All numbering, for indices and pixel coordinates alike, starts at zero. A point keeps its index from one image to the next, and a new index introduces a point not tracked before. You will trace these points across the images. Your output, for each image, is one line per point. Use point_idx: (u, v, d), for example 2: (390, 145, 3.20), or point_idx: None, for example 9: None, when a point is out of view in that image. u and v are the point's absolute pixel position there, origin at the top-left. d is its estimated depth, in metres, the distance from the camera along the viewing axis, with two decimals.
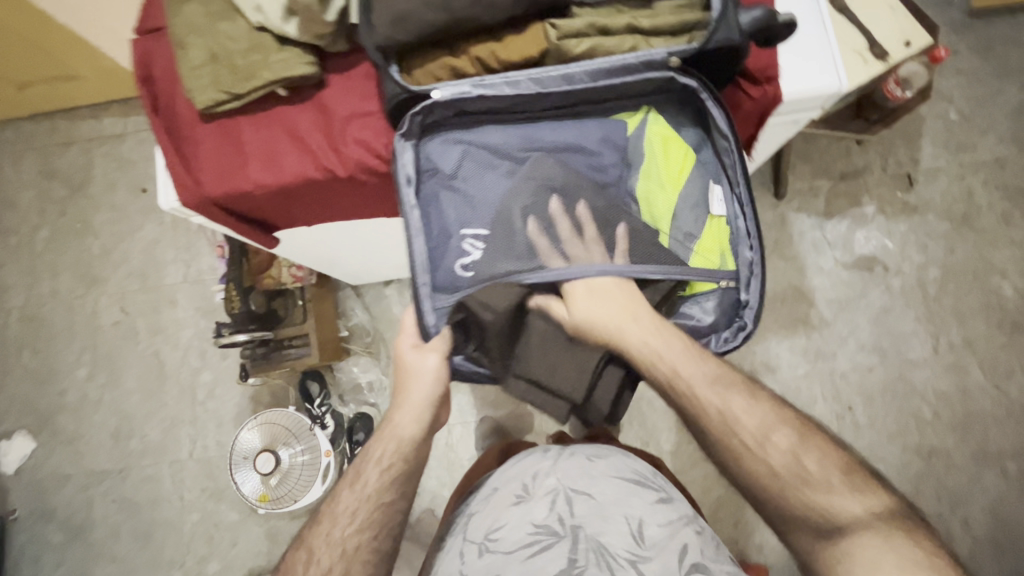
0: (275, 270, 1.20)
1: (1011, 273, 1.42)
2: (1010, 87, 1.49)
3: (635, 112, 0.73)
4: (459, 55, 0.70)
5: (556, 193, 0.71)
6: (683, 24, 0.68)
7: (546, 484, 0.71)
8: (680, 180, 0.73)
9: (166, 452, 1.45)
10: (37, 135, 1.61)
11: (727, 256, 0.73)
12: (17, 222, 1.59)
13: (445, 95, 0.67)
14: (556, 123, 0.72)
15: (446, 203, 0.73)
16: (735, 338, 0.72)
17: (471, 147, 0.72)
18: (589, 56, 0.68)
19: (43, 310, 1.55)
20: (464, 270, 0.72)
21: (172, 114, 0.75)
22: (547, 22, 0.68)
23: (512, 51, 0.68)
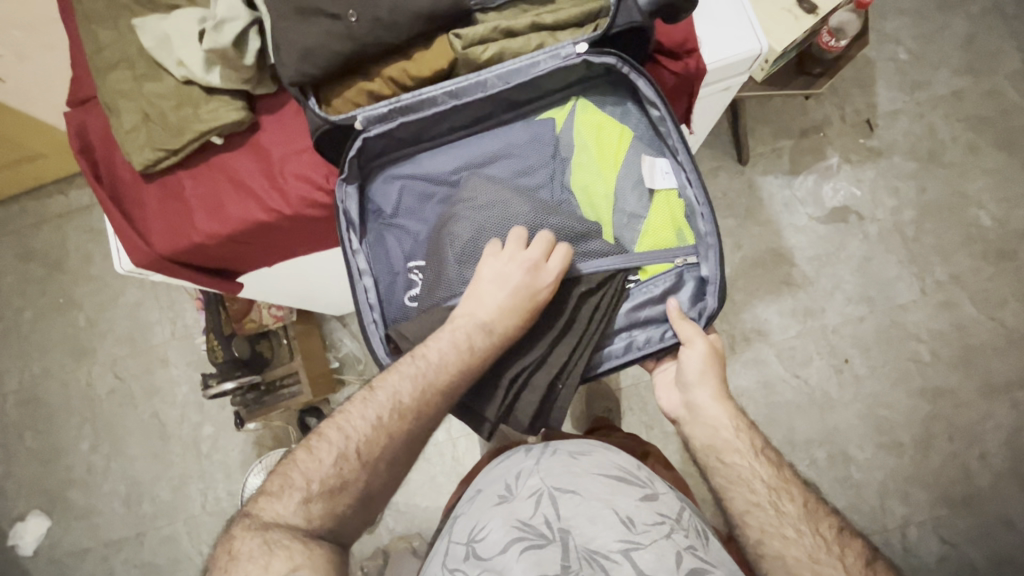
0: (255, 315, 1.23)
1: (987, 202, 1.42)
2: (954, 20, 1.49)
3: (563, 106, 0.73)
4: (373, 79, 0.71)
5: (487, 212, 0.69)
6: (587, 14, 0.70)
7: (529, 482, 0.73)
8: (616, 158, 0.71)
9: (178, 511, 1.46)
10: (8, 220, 1.63)
11: (683, 230, 0.71)
12: (1, 307, 1.60)
13: (366, 123, 0.68)
14: (484, 136, 0.73)
15: (390, 240, 0.74)
16: (699, 321, 0.70)
17: (407, 181, 0.73)
18: (498, 60, 0.69)
19: (39, 390, 1.56)
20: (413, 301, 0.73)
21: (116, 180, 0.76)
22: (451, 33, 0.69)
23: (424, 66, 0.69)
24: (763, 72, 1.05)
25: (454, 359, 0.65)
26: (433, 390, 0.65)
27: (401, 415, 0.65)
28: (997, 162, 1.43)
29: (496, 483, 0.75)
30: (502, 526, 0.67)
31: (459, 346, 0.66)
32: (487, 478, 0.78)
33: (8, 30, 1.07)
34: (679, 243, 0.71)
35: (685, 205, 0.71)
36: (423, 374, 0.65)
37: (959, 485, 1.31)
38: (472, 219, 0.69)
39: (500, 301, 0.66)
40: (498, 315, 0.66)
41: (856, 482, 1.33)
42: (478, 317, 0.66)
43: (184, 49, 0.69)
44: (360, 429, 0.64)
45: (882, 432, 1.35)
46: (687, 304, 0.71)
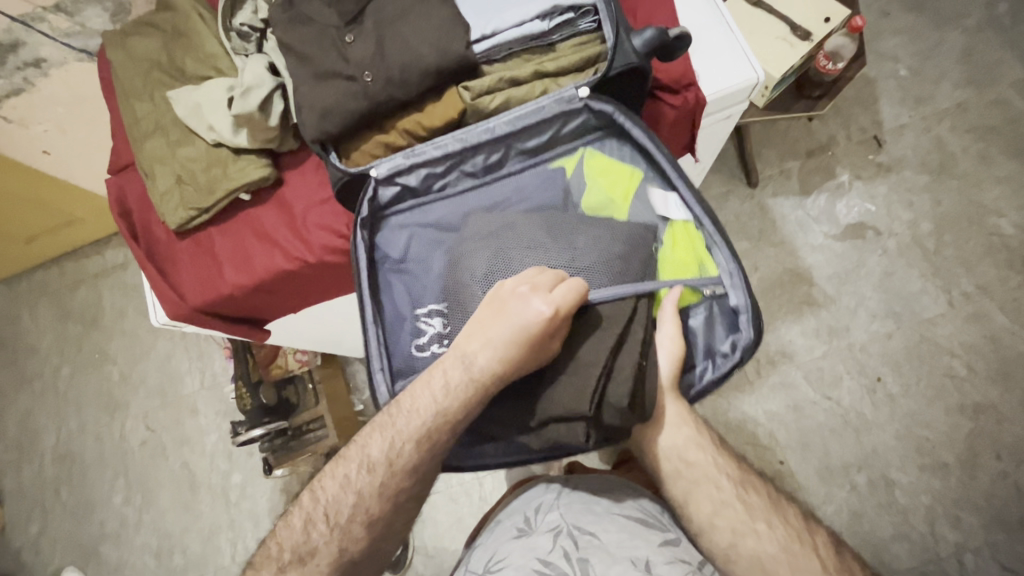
0: (281, 360, 1.30)
1: (1006, 210, 1.40)
2: (950, 35, 1.52)
3: (573, 155, 0.75)
4: (388, 131, 0.75)
5: (491, 245, 0.69)
6: (585, 59, 0.73)
7: (550, 518, 0.75)
8: (626, 194, 0.72)
9: (209, 562, 1.46)
10: (47, 281, 1.71)
11: (705, 263, 0.69)
12: (39, 366, 1.66)
13: (382, 172, 0.71)
14: (494, 186, 0.75)
15: (397, 285, 0.74)
16: (733, 355, 0.68)
17: (417, 229, 0.74)
18: (504, 108, 0.73)
19: (74, 445, 1.60)
20: (421, 349, 0.72)
21: (150, 239, 0.80)
22: (459, 86, 0.73)
23: (435, 117, 0.73)
24: (763, 98, 1.08)
25: (434, 407, 0.64)
26: (407, 443, 0.65)
27: (372, 470, 0.66)
28: (1012, 170, 1.42)
29: (516, 514, 0.78)
30: (521, 565, 0.71)
31: (435, 389, 0.64)
32: (508, 508, 0.80)
33: (52, 108, 1.16)
34: (702, 273, 0.69)
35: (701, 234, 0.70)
36: (395, 429, 0.66)
37: (1015, 506, 1.24)
38: (482, 254, 0.69)
39: (496, 337, 0.62)
40: (488, 353, 0.62)
41: (902, 508, 1.27)
42: (464, 353, 0.63)
43: (213, 115, 0.74)
44: (338, 494, 0.67)
45: (923, 453, 1.29)
46: (728, 335, 0.68)
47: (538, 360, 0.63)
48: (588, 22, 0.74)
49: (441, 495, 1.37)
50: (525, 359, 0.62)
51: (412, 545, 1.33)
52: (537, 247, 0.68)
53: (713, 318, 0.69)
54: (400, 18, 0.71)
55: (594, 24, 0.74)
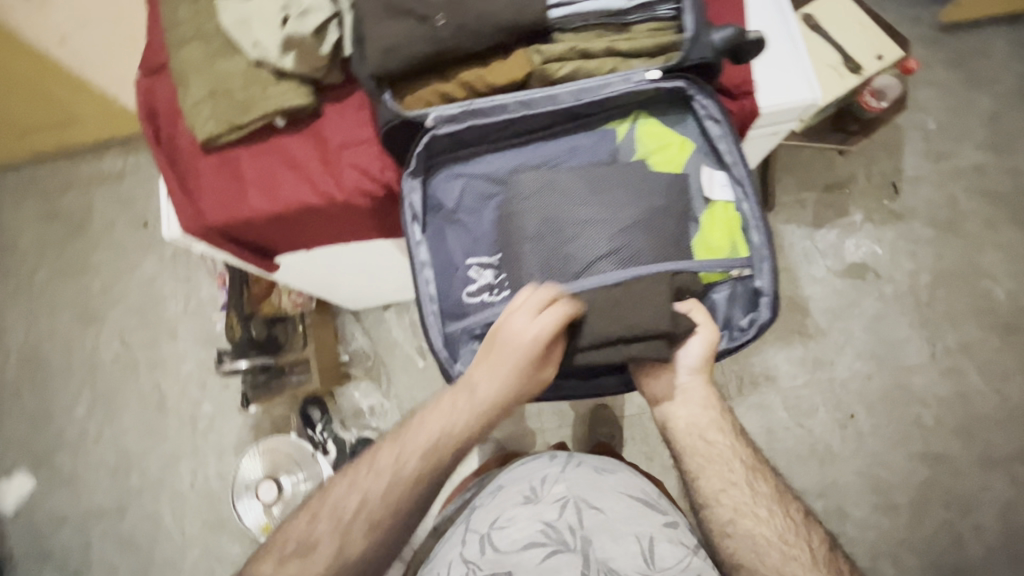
0: (275, 298, 1.23)
1: (1001, 276, 1.44)
2: (981, 97, 1.54)
3: (623, 120, 0.74)
4: (448, 81, 0.72)
5: (549, 204, 0.70)
6: (660, 46, 0.71)
7: (555, 489, 0.81)
8: (672, 165, 0.73)
9: (166, 486, 1.44)
10: (37, 178, 1.64)
11: (737, 243, 0.73)
12: (17, 263, 1.61)
13: (437, 122, 0.69)
14: (546, 144, 0.74)
15: (450, 236, 0.75)
16: (750, 329, 0.73)
17: (470, 179, 0.74)
18: (571, 79, 0.71)
19: (42, 348, 1.56)
20: (471, 297, 0.74)
21: (175, 147, 0.77)
22: (530, 48, 0.71)
23: (498, 75, 0.70)
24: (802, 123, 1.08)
25: (440, 428, 0.71)
26: (416, 455, 0.70)
27: (380, 479, 0.70)
28: (1014, 241, 1.46)
29: (521, 482, 0.82)
30: (528, 526, 0.77)
31: (443, 412, 0.71)
32: (511, 474, 0.85)
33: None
34: (734, 255, 0.73)
35: (739, 218, 0.73)
36: (404, 444, 0.71)
37: (953, 555, 1.31)
38: (538, 213, 0.70)
39: (492, 364, 0.68)
40: (487, 380, 0.68)
41: (849, 539, 1.32)
42: (469, 380, 0.70)
43: (263, 32, 0.71)
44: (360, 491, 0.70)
45: (878, 492, 1.35)
46: (739, 311, 0.75)
47: (530, 387, 0.70)
48: (667, 9, 0.72)
49: None
50: (517, 382, 0.68)
51: None
52: (588, 213, 0.69)
53: (734, 296, 0.74)
54: None
55: (673, 12, 0.72)
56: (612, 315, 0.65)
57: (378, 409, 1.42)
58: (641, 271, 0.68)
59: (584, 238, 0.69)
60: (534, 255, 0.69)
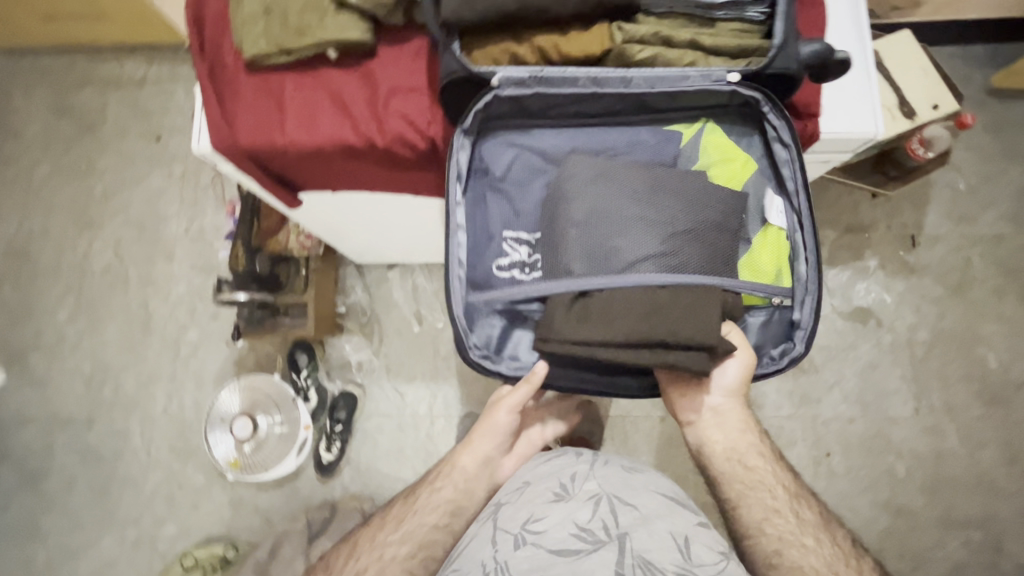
0: (283, 237, 1.19)
1: (996, 346, 1.46)
2: (1015, 168, 1.53)
3: (692, 122, 0.73)
4: (521, 43, 0.69)
5: (600, 190, 0.69)
6: (743, 48, 0.69)
7: (587, 486, 0.84)
8: (731, 181, 0.73)
9: (139, 405, 1.42)
10: (53, 69, 1.58)
11: (783, 271, 0.73)
12: (19, 152, 1.56)
13: (505, 82, 0.66)
14: (607, 131, 0.73)
15: (491, 204, 0.74)
16: (781, 359, 0.73)
17: (524, 151, 0.73)
18: (649, 64, 0.68)
19: (32, 245, 1.51)
20: (501, 270, 0.73)
21: (219, 58, 0.73)
22: (612, 24, 0.68)
23: (575, 46, 0.68)
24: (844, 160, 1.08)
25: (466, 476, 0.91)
26: (449, 498, 0.89)
27: (424, 517, 0.88)
28: (1016, 314, 1.47)
29: (551, 480, 0.86)
30: (561, 526, 0.78)
31: (467, 469, 0.92)
32: (537, 473, 0.89)
33: None
34: (777, 282, 0.73)
35: (789, 249, 0.73)
36: (441, 491, 0.90)
37: None
38: (588, 199, 0.69)
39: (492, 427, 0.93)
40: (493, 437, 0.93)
41: None
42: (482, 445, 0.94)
43: None
44: (418, 516, 0.88)
45: None
46: (770, 341, 0.75)
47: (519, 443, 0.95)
48: (756, 11, 0.69)
49: (390, 419, 1.39)
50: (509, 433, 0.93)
51: (347, 455, 1.37)
52: (639, 208, 0.68)
53: (770, 324, 0.75)
54: None
55: (762, 15, 0.69)
56: (653, 320, 0.66)
57: (365, 366, 1.41)
58: (686, 280, 0.67)
59: (630, 235, 0.68)
60: (577, 241, 0.68)
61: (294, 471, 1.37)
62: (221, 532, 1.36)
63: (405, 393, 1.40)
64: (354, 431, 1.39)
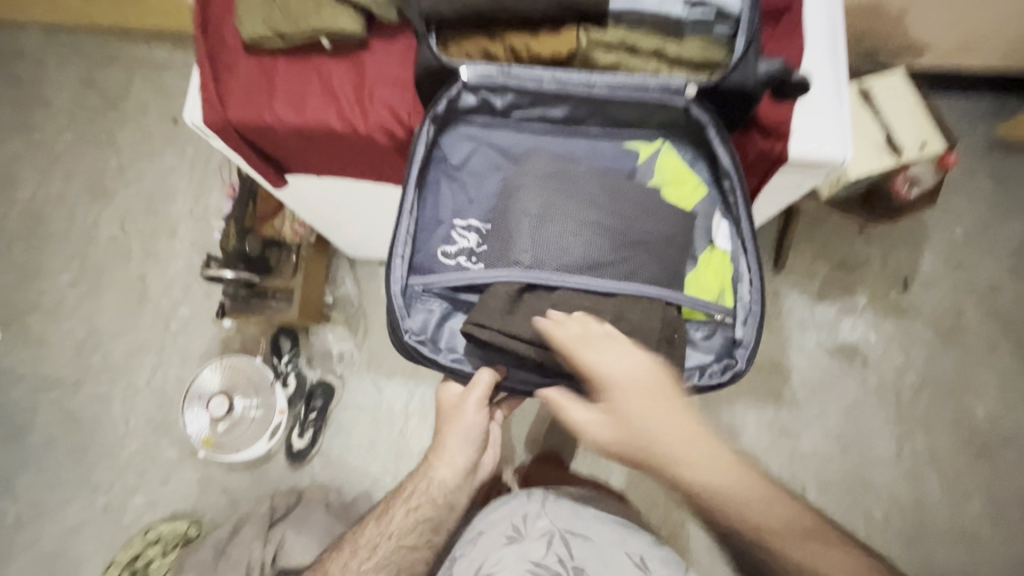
0: (278, 222, 1.23)
1: (986, 397, 1.43)
2: (1018, 219, 1.51)
3: (649, 142, 0.76)
4: (493, 40, 0.71)
5: (554, 189, 0.72)
6: (706, 60, 0.71)
7: (539, 524, 0.86)
8: (684, 200, 0.75)
9: (124, 375, 1.45)
10: (87, 47, 1.66)
11: (725, 291, 0.75)
12: (45, 122, 1.63)
13: (473, 76, 0.69)
14: (567, 138, 0.77)
15: (445, 191, 0.78)
16: (723, 375, 0.73)
17: (483, 146, 0.77)
18: (613, 70, 0.71)
19: (45, 210, 1.57)
20: (446, 256, 0.76)
21: (219, 39, 0.77)
22: (581, 27, 0.70)
23: (544, 46, 0.70)
24: (831, 191, 1.08)
25: (440, 485, 0.83)
26: (424, 508, 0.83)
27: (404, 525, 0.83)
28: (1009, 367, 1.44)
29: (503, 523, 0.87)
30: (517, 568, 0.82)
31: (437, 478, 0.83)
32: (489, 517, 0.89)
33: None
34: (718, 300, 0.75)
35: (732, 270, 0.74)
36: (412, 498, 0.84)
37: None
38: (540, 196, 0.72)
39: (459, 430, 0.82)
40: (459, 440, 0.83)
41: None
42: (448, 452, 0.83)
43: None
44: (390, 527, 0.83)
45: None
46: (712, 358, 0.75)
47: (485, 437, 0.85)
48: (724, 27, 0.70)
49: (366, 413, 1.40)
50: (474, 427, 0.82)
51: (319, 445, 1.38)
52: (589, 210, 0.72)
53: (711, 338, 0.76)
54: None
55: (729, 31, 0.70)
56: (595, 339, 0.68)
57: (346, 357, 1.43)
58: (623, 290, 0.71)
59: (580, 235, 0.71)
60: (528, 234, 0.71)
61: (265, 455, 1.38)
62: (187, 509, 1.36)
63: (384, 388, 1.41)
64: (329, 422, 1.40)
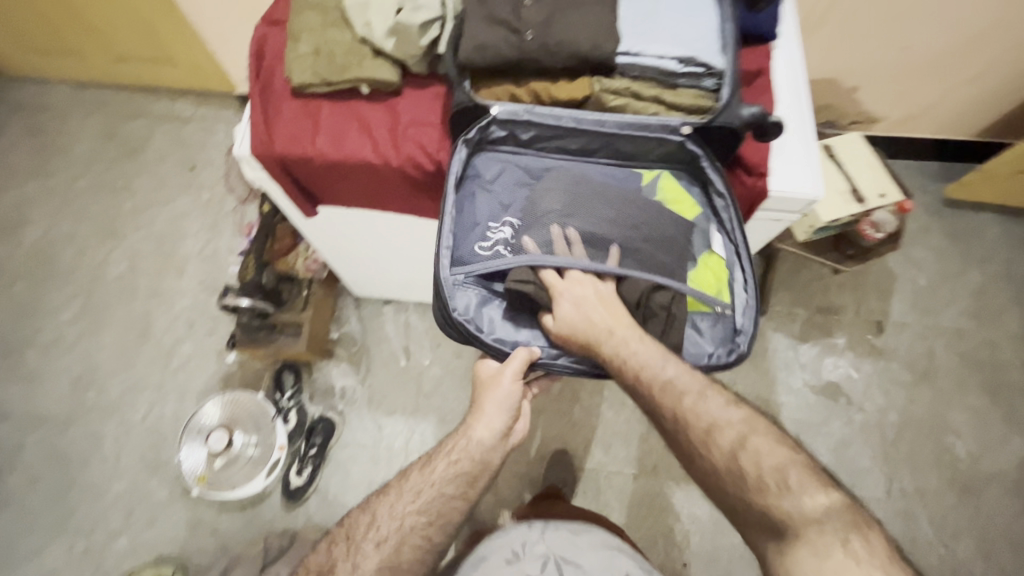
0: (292, 258, 1.29)
1: (964, 435, 1.49)
2: (973, 269, 1.65)
3: (651, 170, 0.86)
4: (519, 86, 0.83)
5: (575, 193, 0.81)
6: (699, 107, 0.82)
7: (536, 550, 0.93)
8: (682, 207, 0.84)
9: (118, 411, 1.43)
10: (113, 101, 1.78)
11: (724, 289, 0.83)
12: (64, 167, 1.71)
13: (502, 113, 0.80)
14: (582, 163, 0.85)
15: (480, 201, 0.83)
16: (727, 354, 0.80)
17: (510, 166, 0.85)
18: (621, 111, 0.82)
19: (54, 249, 1.61)
20: (483, 251, 0.81)
21: (270, 84, 0.88)
22: (594, 77, 0.82)
23: (562, 92, 0.82)
24: (805, 235, 1.20)
25: (477, 442, 0.78)
26: (462, 467, 0.77)
27: (441, 484, 0.77)
28: (981, 406, 1.52)
29: (504, 547, 0.93)
30: None
31: (475, 436, 0.78)
32: (490, 542, 0.94)
33: None
34: (718, 296, 0.82)
35: (727, 272, 0.83)
36: (449, 455, 0.78)
37: None
38: (563, 197, 0.80)
39: (499, 394, 0.79)
40: (498, 405, 0.79)
41: None
42: (485, 417, 0.79)
43: (375, 15, 0.83)
44: (425, 488, 0.77)
45: None
46: (716, 344, 0.81)
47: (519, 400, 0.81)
48: (712, 82, 0.82)
49: (365, 450, 1.39)
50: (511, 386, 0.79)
51: (316, 484, 1.36)
52: (608, 209, 0.80)
53: (715, 329, 0.82)
54: (573, 9, 0.79)
55: (716, 86, 0.83)
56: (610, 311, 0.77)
57: (348, 393, 1.44)
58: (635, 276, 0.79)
59: (599, 229, 0.79)
60: (553, 230, 0.78)
61: (259, 495, 1.35)
62: (173, 553, 1.31)
63: (384, 425, 1.41)
64: (327, 460, 1.39)
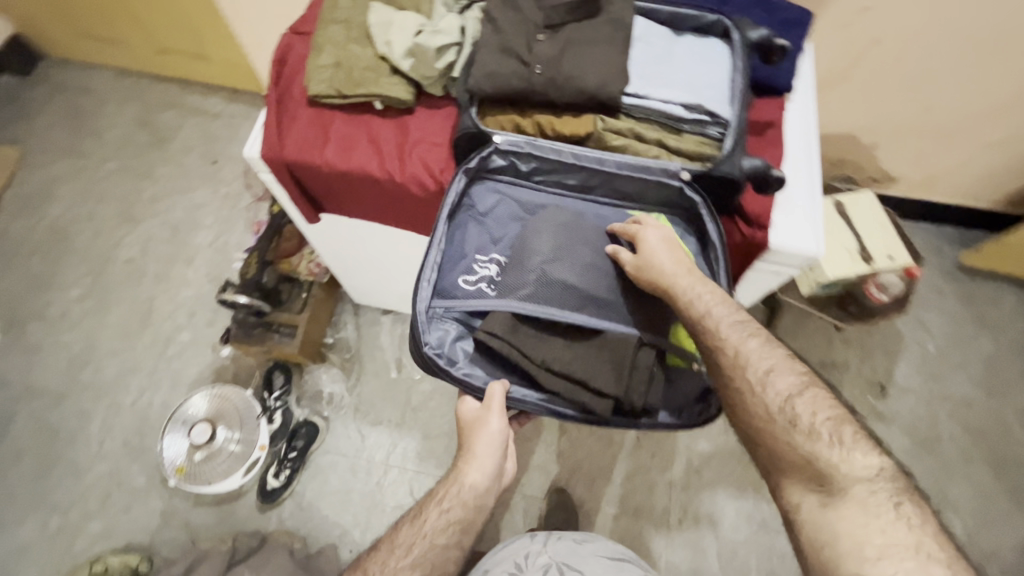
0: (295, 260, 1.31)
1: (963, 510, 1.43)
2: (985, 339, 1.61)
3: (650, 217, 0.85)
4: (526, 118, 0.85)
5: (564, 235, 0.80)
6: (700, 153, 0.82)
7: (539, 560, 0.90)
8: None
9: (110, 393, 1.45)
10: (149, 91, 1.84)
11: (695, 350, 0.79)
12: (94, 149, 1.76)
13: (504, 142, 0.82)
14: (578, 201, 0.85)
15: (471, 231, 0.84)
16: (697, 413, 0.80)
17: (506, 199, 0.85)
18: (621, 151, 0.83)
19: (73, 227, 1.65)
20: (466, 284, 0.81)
21: (289, 92, 0.90)
22: (598, 116, 0.83)
23: (567, 126, 0.83)
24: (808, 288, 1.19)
25: (471, 488, 0.75)
26: (457, 517, 0.74)
27: (435, 535, 0.73)
28: (983, 482, 1.46)
29: (505, 561, 0.91)
30: None
31: (465, 482, 0.75)
32: (493, 557, 0.93)
33: None
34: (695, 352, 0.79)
35: None
36: (442, 505, 0.74)
37: None
38: (552, 238, 0.79)
39: (485, 433, 0.76)
40: (486, 447, 0.76)
41: None
42: (473, 460, 0.76)
43: (396, 35, 0.85)
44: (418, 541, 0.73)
45: None
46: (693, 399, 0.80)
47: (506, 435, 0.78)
48: (717, 131, 0.83)
49: (346, 459, 1.38)
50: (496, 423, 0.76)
51: (292, 487, 1.35)
52: (593, 255, 0.79)
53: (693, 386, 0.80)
54: (591, 46, 0.81)
55: (721, 135, 0.83)
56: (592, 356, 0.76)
57: (336, 400, 1.44)
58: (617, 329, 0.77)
59: (584, 275, 0.77)
60: (536, 272, 0.77)
61: (237, 492, 1.34)
62: (143, 542, 1.30)
63: (367, 435, 1.40)
64: (306, 465, 1.37)
